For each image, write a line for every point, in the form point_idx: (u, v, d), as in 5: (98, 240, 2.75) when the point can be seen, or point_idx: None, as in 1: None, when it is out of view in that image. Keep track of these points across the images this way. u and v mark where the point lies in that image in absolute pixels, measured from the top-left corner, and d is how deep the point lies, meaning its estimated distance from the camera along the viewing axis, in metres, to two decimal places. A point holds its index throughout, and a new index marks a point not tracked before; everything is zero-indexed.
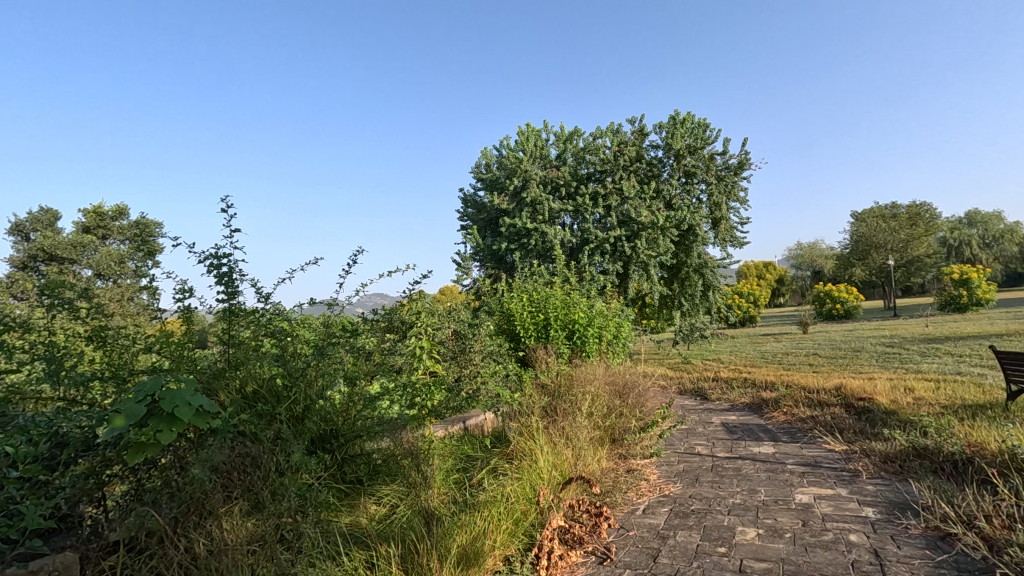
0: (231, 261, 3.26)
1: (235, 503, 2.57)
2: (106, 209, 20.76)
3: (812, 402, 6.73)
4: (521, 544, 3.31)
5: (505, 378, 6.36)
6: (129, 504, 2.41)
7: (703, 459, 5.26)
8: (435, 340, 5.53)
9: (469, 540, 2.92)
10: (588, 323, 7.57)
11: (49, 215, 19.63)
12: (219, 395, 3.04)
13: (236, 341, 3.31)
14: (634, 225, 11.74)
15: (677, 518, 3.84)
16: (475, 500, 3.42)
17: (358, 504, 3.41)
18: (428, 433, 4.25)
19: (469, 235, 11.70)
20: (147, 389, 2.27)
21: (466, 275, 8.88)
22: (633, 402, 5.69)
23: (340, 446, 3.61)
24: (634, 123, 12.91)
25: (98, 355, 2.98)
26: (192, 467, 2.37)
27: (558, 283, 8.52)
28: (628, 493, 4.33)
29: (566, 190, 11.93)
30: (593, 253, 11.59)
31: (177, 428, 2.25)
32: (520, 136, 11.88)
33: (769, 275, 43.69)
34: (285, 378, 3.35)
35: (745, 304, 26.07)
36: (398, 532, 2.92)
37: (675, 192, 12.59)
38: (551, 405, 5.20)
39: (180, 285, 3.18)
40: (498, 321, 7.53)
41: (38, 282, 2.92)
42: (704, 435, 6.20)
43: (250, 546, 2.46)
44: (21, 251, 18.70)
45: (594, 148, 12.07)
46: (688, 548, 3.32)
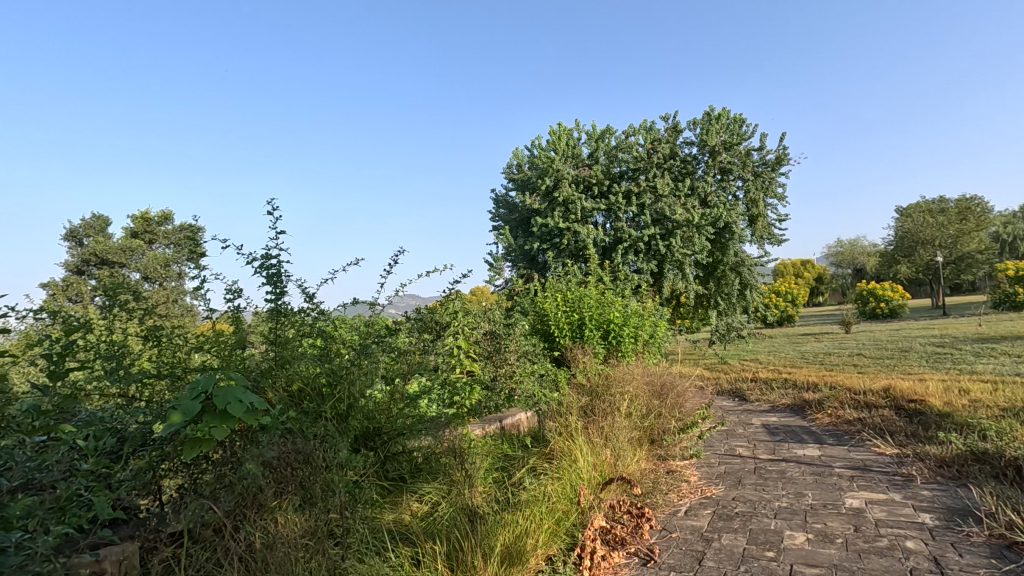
0: (278, 262, 3.35)
1: (287, 497, 2.64)
2: (153, 215, 21.68)
3: (858, 404, 6.51)
4: (564, 543, 3.28)
5: (541, 378, 6.35)
6: (185, 496, 2.49)
7: (745, 461, 5.14)
8: (471, 339, 5.57)
9: (512, 539, 2.92)
10: (624, 322, 7.51)
11: (101, 220, 20.43)
12: (267, 392, 3.11)
13: (282, 340, 3.39)
14: (668, 223, 11.58)
15: (721, 520, 3.76)
16: (517, 499, 3.42)
17: (400, 501, 3.48)
18: (468, 431, 4.28)
19: (501, 236, 11.69)
20: (201, 387, 2.34)
21: (499, 276, 8.87)
22: (672, 402, 5.62)
23: (383, 445, 3.67)
24: (668, 119, 12.74)
25: (153, 353, 3.09)
26: (246, 462, 2.44)
27: (593, 283, 8.46)
28: (669, 495, 4.26)
29: (598, 188, 11.81)
30: (627, 252, 11.48)
31: (230, 424, 2.31)
32: (551, 136, 11.82)
33: (806, 274, 42.53)
34: (329, 377, 3.42)
35: (783, 303, 25.45)
36: (443, 530, 2.95)
37: (711, 189, 12.37)
38: (589, 405, 5.16)
39: (230, 285, 3.29)
40: (533, 321, 7.52)
41: (96, 284, 3.04)
42: (745, 436, 6.06)
43: (304, 541, 2.52)
44: (75, 256, 19.45)
45: (626, 146, 11.95)
46: (735, 552, 3.25)
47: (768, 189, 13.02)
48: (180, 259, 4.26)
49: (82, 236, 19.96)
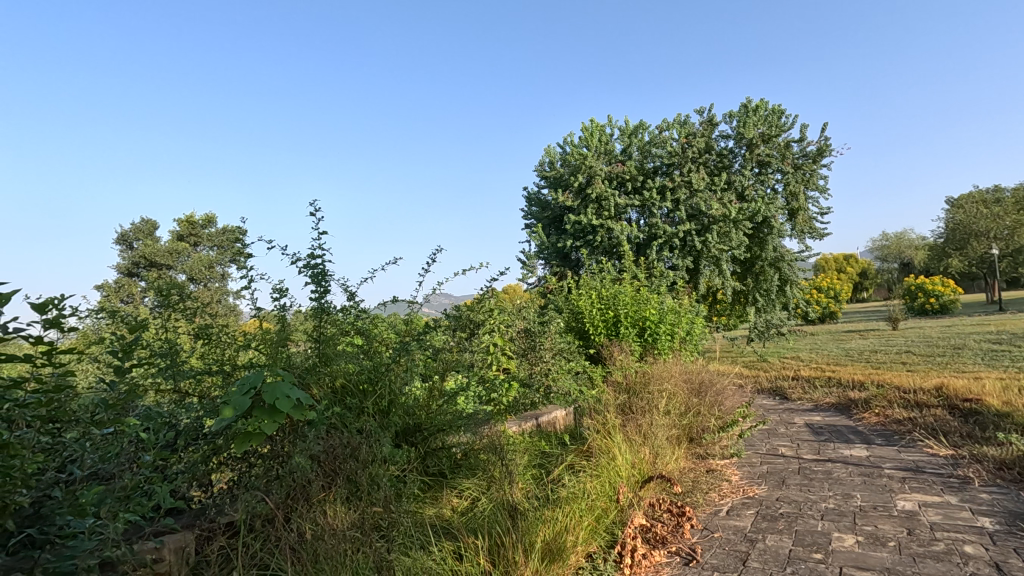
0: (322, 261, 3.44)
1: (335, 490, 2.71)
2: (198, 218, 22.50)
3: (908, 403, 6.26)
4: (604, 540, 3.27)
5: (576, 376, 6.34)
6: (237, 489, 2.58)
7: (789, 461, 5.01)
8: (507, 336, 5.59)
9: (552, 536, 2.92)
10: (660, 320, 7.42)
11: (149, 225, 21.25)
12: (312, 388, 3.19)
13: (325, 338, 3.47)
14: (704, 218, 11.36)
15: (766, 521, 3.67)
16: (557, 495, 3.43)
17: (440, 496, 3.52)
18: (505, 428, 4.31)
19: (533, 234, 11.65)
20: (250, 382, 2.41)
21: (533, 273, 8.86)
22: (711, 400, 5.51)
23: (423, 441, 3.72)
24: (703, 113, 12.50)
25: (203, 351, 3.21)
26: (294, 456, 2.52)
27: (627, 280, 8.38)
28: (710, 494, 4.19)
29: (631, 184, 11.67)
30: (661, 248, 11.32)
31: (279, 419, 2.38)
32: (584, 132, 11.74)
33: (849, 269, 41.16)
34: (371, 374, 3.50)
35: (825, 299, 24.69)
36: (485, 525, 2.98)
37: (749, 183, 12.08)
38: (626, 403, 5.13)
39: (276, 285, 3.39)
40: (567, 319, 7.50)
41: (150, 285, 3.17)
42: (787, 436, 5.90)
43: (353, 534, 2.58)
44: (125, 259, 20.32)
45: (660, 141, 11.75)
46: (781, 553, 3.18)
47: (809, 182, 12.64)
48: (224, 261, 4.41)
49: (133, 239, 20.79)
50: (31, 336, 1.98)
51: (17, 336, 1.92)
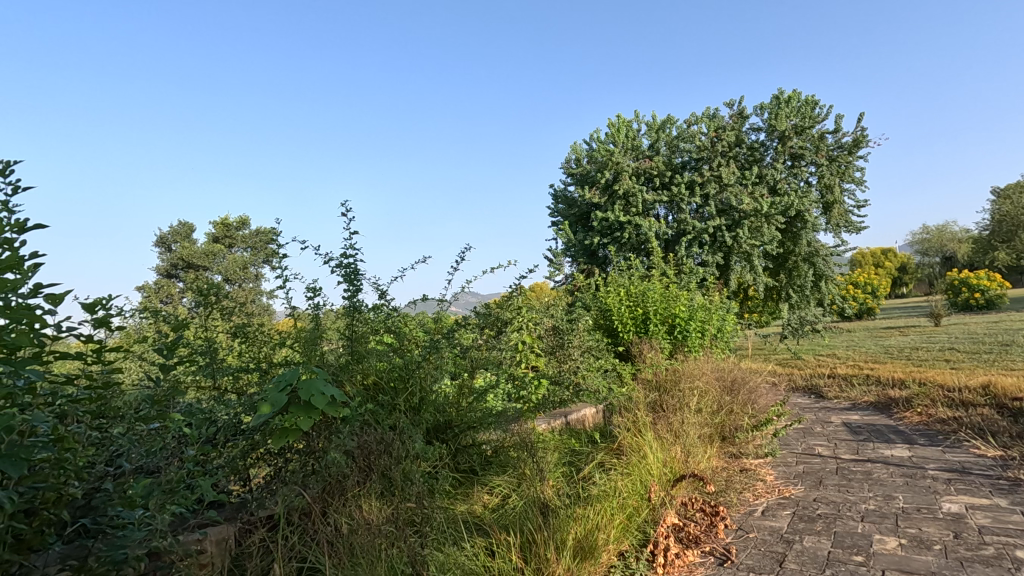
0: (355, 261, 3.50)
1: (370, 485, 2.74)
2: (232, 220, 23.09)
3: (952, 402, 6.03)
4: (636, 539, 3.24)
5: (605, 374, 6.30)
6: (274, 483, 2.65)
7: (826, 461, 4.88)
8: (535, 334, 5.59)
9: (584, 534, 2.91)
10: (690, 316, 7.31)
11: (187, 227, 21.90)
12: (345, 385, 3.27)
13: (357, 336, 3.53)
14: (735, 214, 11.15)
15: (803, 522, 3.59)
16: (588, 493, 3.42)
17: (472, 493, 3.54)
18: (535, 426, 4.31)
19: (559, 231, 11.60)
20: (286, 379, 2.48)
21: (560, 271, 8.83)
22: (744, 398, 5.41)
23: (454, 438, 3.75)
24: (733, 106, 12.26)
25: (241, 350, 3.30)
26: (330, 451, 2.58)
27: (656, 277, 8.27)
28: (744, 494, 4.12)
29: (659, 180, 11.50)
30: (691, 244, 11.15)
31: (314, 415, 2.44)
32: (610, 128, 11.64)
33: (887, 264, 39.85)
34: (402, 371, 3.55)
35: (862, 295, 23.96)
36: (516, 521, 2.99)
37: (781, 177, 11.80)
38: (657, 401, 5.07)
39: (310, 284, 3.47)
40: (595, 316, 7.45)
41: (190, 285, 3.26)
42: (823, 435, 5.76)
43: (387, 528, 2.61)
44: (165, 261, 21.02)
45: (689, 136, 11.56)
46: (819, 555, 3.10)
47: (844, 174, 12.28)
48: (258, 262, 4.52)
49: (171, 242, 21.44)
50: (82, 335, 2.07)
51: (69, 335, 2.01)
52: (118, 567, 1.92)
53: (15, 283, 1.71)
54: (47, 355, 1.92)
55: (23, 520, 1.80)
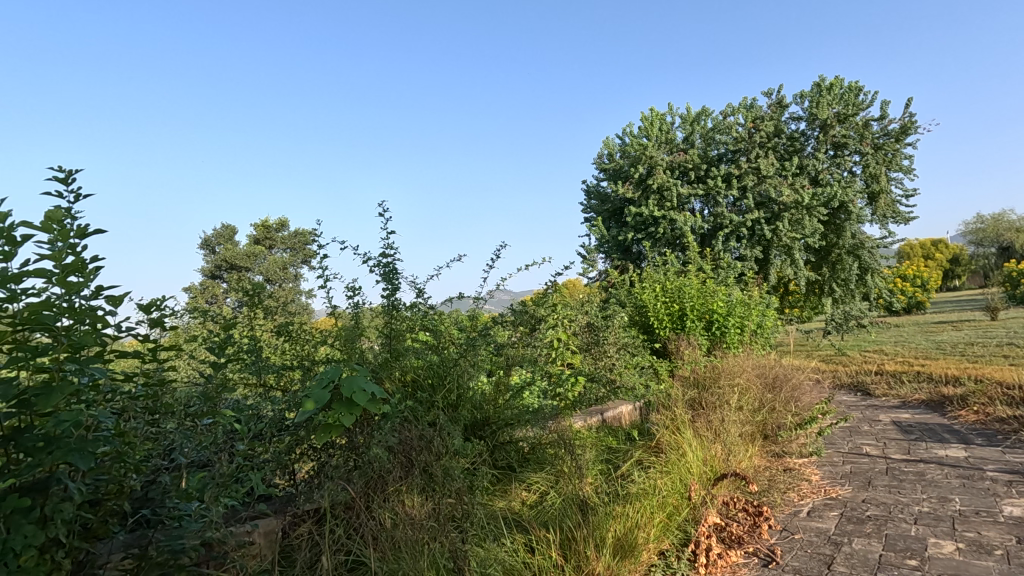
0: (393, 260, 3.56)
1: (411, 481, 2.78)
2: (272, 222, 23.71)
3: (1012, 400, 5.73)
4: (677, 538, 3.20)
5: (642, 371, 6.23)
6: (319, 477, 2.73)
7: (874, 461, 4.71)
8: (570, 330, 5.58)
9: (624, 532, 2.89)
10: (728, 312, 7.15)
11: (229, 230, 22.58)
12: (385, 382, 3.33)
13: (396, 335, 3.59)
14: (774, 206, 10.84)
15: (851, 524, 3.47)
16: (627, 491, 3.39)
17: (510, 490, 3.55)
18: (572, 423, 4.30)
19: (592, 227, 11.50)
20: (328, 377, 2.53)
21: (594, 267, 8.76)
22: (787, 396, 5.26)
23: (492, 434, 3.77)
24: (771, 95, 11.92)
25: (285, 348, 3.40)
26: (372, 447, 2.64)
27: (693, 272, 8.12)
28: (788, 494, 4.01)
29: (695, 173, 11.28)
30: (728, 238, 10.90)
31: (356, 412, 2.50)
32: (643, 122, 11.47)
33: (937, 255, 38.12)
34: (440, 369, 3.60)
35: (910, 289, 22.99)
36: (555, 518, 3.00)
37: (822, 167, 11.42)
38: (696, 398, 4.98)
39: (350, 283, 3.54)
40: (631, 313, 7.37)
41: (237, 286, 3.37)
42: (871, 434, 5.55)
43: (429, 523, 2.64)
44: (209, 263, 21.78)
45: (725, 127, 11.29)
46: (870, 557, 3.00)
47: (891, 163, 11.80)
48: (299, 262, 4.64)
49: (215, 244, 22.18)
50: (138, 335, 2.17)
51: (127, 335, 2.11)
52: (176, 556, 2.00)
53: (78, 286, 1.81)
54: (108, 353, 2.02)
55: (88, 510, 1.90)
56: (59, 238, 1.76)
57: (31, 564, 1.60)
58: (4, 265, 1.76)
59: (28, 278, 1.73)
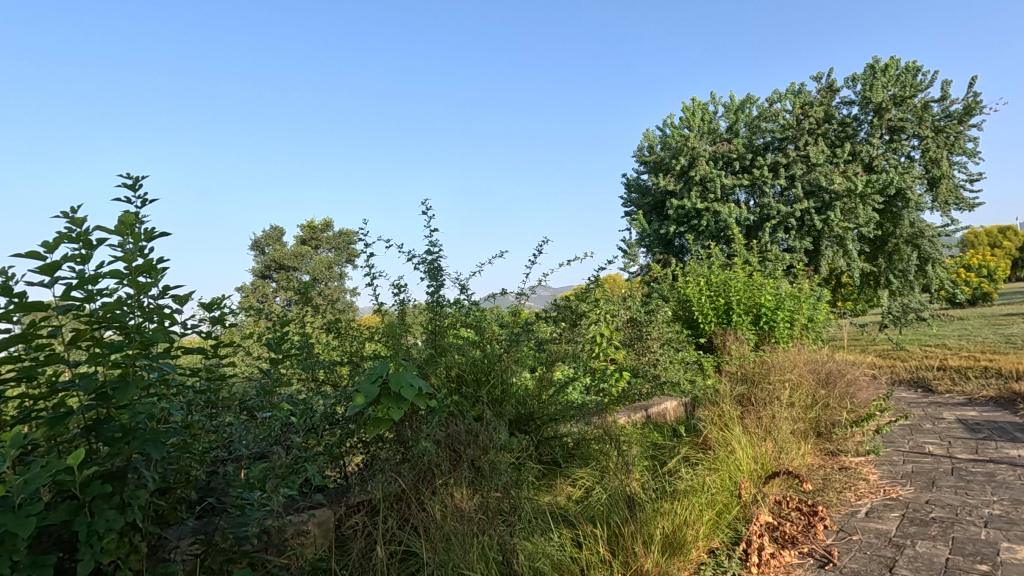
0: (437, 258, 3.61)
1: (459, 474, 2.83)
2: (317, 222, 24.41)
3: None
4: (727, 536, 3.13)
5: (687, 367, 6.12)
6: (370, 470, 2.81)
7: (938, 461, 4.48)
8: (612, 326, 5.54)
9: (672, 529, 2.85)
10: (777, 306, 6.93)
11: (278, 232, 23.39)
12: (431, 377, 3.40)
13: (440, 331, 3.65)
14: (825, 195, 10.42)
15: (914, 526, 3.32)
16: (675, 488, 3.34)
17: (555, 485, 3.54)
18: (617, 419, 4.27)
19: (633, 221, 11.33)
20: (377, 372, 2.58)
21: (635, 262, 8.63)
22: (842, 392, 5.06)
23: (536, 430, 3.78)
24: (821, 79, 11.46)
25: (334, 344, 3.49)
26: (421, 441, 2.70)
27: (739, 265, 7.91)
28: (845, 494, 3.86)
29: (739, 163, 10.96)
30: (776, 229, 10.55)
31: (404, 406, 2.55)
32: (685, 112, 11.22)
33: (1005, 244, 35.84)
34: (484, 365, 3.64)
35: (975, 279, 21.71)
36: (602, 514, 2.98)
37: (877, 152, 10.90)
38: (744, 394, 4.86)
39: (396, 281, 3.62)
40: (674, 307, 7.24)
41: (288, 285, 3.49)
42: (934, 433, 5.28)
43: (478, 516, 2.68)
44: (259, 263, 22.63)
45: (771, 115, 10.90)
46: (935, 561, 2.86)
47: (953, 146, 11.15)
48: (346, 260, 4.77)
49: (264, 245, 23.03)
50: (201, 332, 2.28)
51: (192, 333, 2.22)
52: (240, 543, 2.10)
53: (148, 286, 1.92)
54: (176, 348, 2.13)
55: (160, 497, 2.01)
56: (131, 241, 1.88)
57: (112, 547, 1.70)
58: (83, 267, 1.88)
59: (104, 278, 1.85)
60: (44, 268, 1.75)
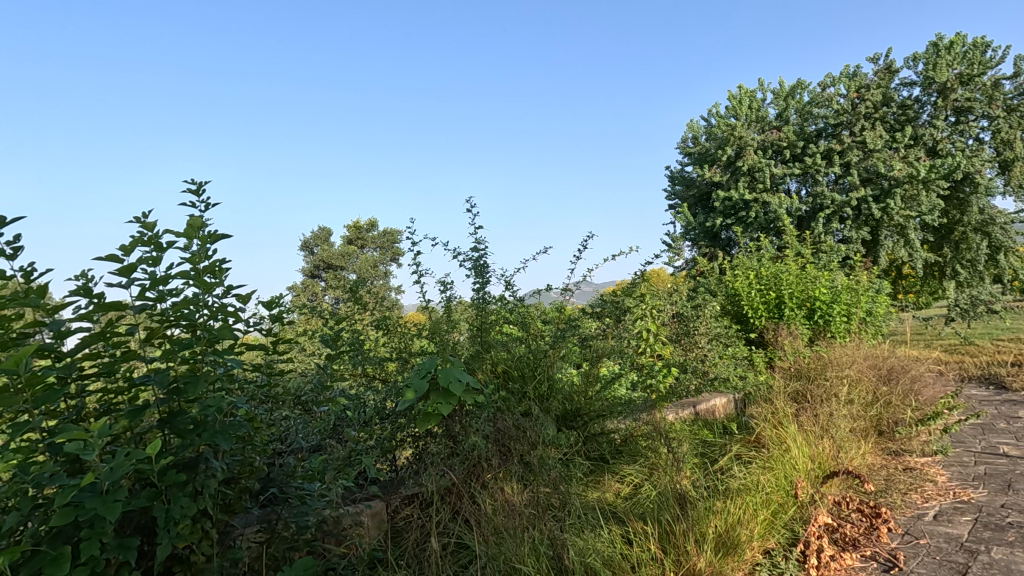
0: (483, 255, 3.65)
1: (509, 469, 2.86)
2: (363, 223, 25.03)
3: None
4: (783, 537, 3.04)
5: (736, 363, 5.96)
6: (421, 463, 2.87)
7: (1014, 463, 4.20)
8: (658, 321, 5.47)
9: (725, 528, 2.78)
10: (833, 299, 6.66)
11: (325, 232, 24.10)
12: (478, 372, 3.46)
13: (486, 328, 3.69)
14: (883, 182, 9.91)
15: (989, 531, 3.13)
16: (727, 487, 3.26)
17: (603, 481, 3.49)
18: (665, 415, 4.20)
19: (678, 214, 11.09)
20: (426, 367, 2.61)
21: (680, 257, 8.45)
22: (906, 389, 4.81)
23: (583, 426, 3.76)
24: (878, 61, 10.91)
25: (384, 341, 3.57)
26: (471, 436, 2.75)
27: (791, 257, 7.63)
28: (910, 496, 3.68)
29: (790, 152, 10.56)
30: (830, 220, 10.11)
31: (453, 401, 2.57)
32: (731, 101, 10.90)
33: None
34: (529, 361, 3.66)
35: None
36: (652, 511, 2.95)
37: (941, 136, 10.29)
38: (799, 391, 4.70)
39: (442, 278, 3.68)
40: (723, 302, 7.06)
41: (339, 284, 3.60)
42: (1011, 433, 4.95)
43: (529, 510, 2.70)
44: (308, 263, 23.39)
45: (824, 100, 10.44)
46: (1012, 569, 2.70)
47: None
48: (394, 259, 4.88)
49: (313, 245, 23.81)
50: (262, 330, 2.39)
51: (254, 330, 2.33)
52: (302, 533, 2.19)
53: (213, 286, 2.02)
54: (239, 345, 2.24)
55: (226, 487, 2.11)
56: (196, 242, 1.98)
57: (187, 532, 1.80)
58: (154, 269, 2.00)
59: (174, 278, 1.96)
60: (122, 270, 1.87)
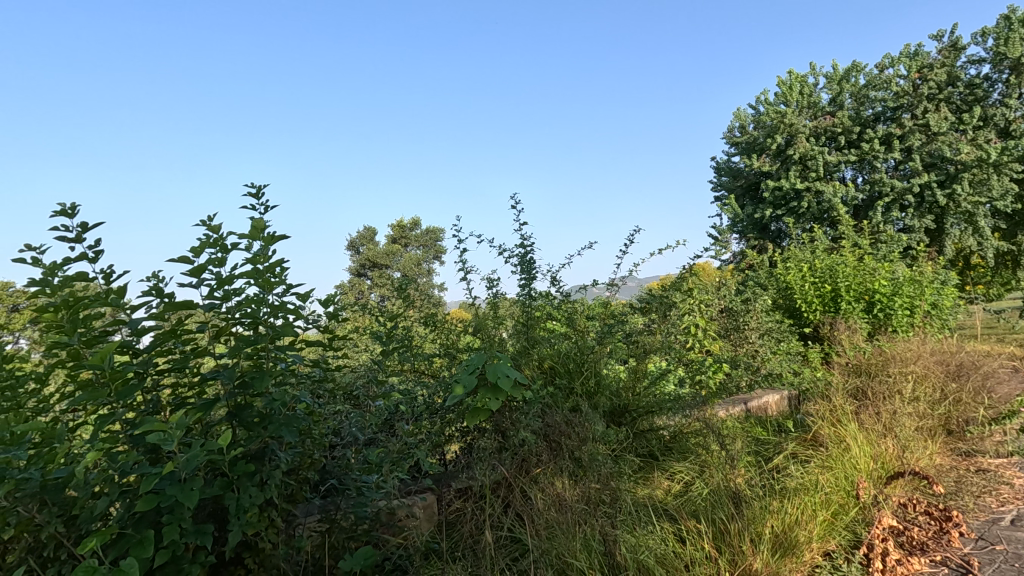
0: (529, 251, 3.66)
1: (558, 464, 2.87)
2: (406, 223, 25.49)
3: None
4: (845, 539, 2.92)
5: (790, 359, 5.76)
6: (471, 457, 2.91)
7: None
8: (707, 317, 5.36)
9: (782, 529, 2.70)
10: (894, 292, 6.36)
11: (371, 232, 24.66)
12: (524, 368, 3.49)
13: (532, 324, 3.71)
14: (949, 167, 9.35)
15: None
16: (783, 486, 3.17)
17: (652, 478, 3.44)
18: (716, 412, 4.11)
19: (725, 206, 10.78)
20: (474, 363, 2.62)
21: (727, 250, 8.22)
22: (977, 385, 4.55)
23: (631, 422, 3.73)
24: (942, 38, 10.29)
25: (432, 337, 3.64)
26: (520, 431, 2.78)
27: (847, 248, 7.31)
28: (984, 499, 3.47)
29: (844, 138, 10.09)
30: (889, 208, 9.62)
31: (501, 396, 2.58)
32: (781, 87, 10.50)
33: None
34: (576, 356, 3.66)
35: None
36: (705, 509, 2.89)
37: (1014, 116, 9.64)
38: (859, 387, 4.50)
39: (489, 275, 3.71)
40: (774, 296, 6.84)
41: (388, 282, 3.69)
42: None
43: (578, 505, 2.70)
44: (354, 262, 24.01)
45: (882, 82, 9.92)
46: None
47: None
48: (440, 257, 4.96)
49: (359, 245, 24.41)
50: (319, 326, 2.47)
51: (311, 327, 2.42)
52: (360, 523, 2.26)
53: (274, 284, 2.11)
54: (298, 341, 2.33)
55: (288, 477, 2.20)
56: (258, 243, 2.07)
57: (255, 519, 1.89)
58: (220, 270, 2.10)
59: (238, 279, 2.05)
60: (192, 271, 1.97)
